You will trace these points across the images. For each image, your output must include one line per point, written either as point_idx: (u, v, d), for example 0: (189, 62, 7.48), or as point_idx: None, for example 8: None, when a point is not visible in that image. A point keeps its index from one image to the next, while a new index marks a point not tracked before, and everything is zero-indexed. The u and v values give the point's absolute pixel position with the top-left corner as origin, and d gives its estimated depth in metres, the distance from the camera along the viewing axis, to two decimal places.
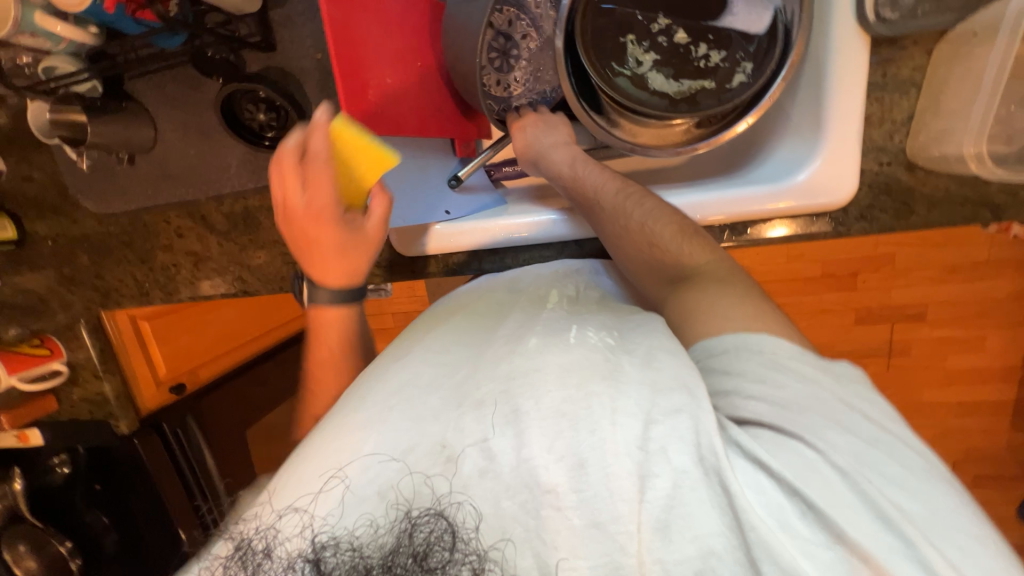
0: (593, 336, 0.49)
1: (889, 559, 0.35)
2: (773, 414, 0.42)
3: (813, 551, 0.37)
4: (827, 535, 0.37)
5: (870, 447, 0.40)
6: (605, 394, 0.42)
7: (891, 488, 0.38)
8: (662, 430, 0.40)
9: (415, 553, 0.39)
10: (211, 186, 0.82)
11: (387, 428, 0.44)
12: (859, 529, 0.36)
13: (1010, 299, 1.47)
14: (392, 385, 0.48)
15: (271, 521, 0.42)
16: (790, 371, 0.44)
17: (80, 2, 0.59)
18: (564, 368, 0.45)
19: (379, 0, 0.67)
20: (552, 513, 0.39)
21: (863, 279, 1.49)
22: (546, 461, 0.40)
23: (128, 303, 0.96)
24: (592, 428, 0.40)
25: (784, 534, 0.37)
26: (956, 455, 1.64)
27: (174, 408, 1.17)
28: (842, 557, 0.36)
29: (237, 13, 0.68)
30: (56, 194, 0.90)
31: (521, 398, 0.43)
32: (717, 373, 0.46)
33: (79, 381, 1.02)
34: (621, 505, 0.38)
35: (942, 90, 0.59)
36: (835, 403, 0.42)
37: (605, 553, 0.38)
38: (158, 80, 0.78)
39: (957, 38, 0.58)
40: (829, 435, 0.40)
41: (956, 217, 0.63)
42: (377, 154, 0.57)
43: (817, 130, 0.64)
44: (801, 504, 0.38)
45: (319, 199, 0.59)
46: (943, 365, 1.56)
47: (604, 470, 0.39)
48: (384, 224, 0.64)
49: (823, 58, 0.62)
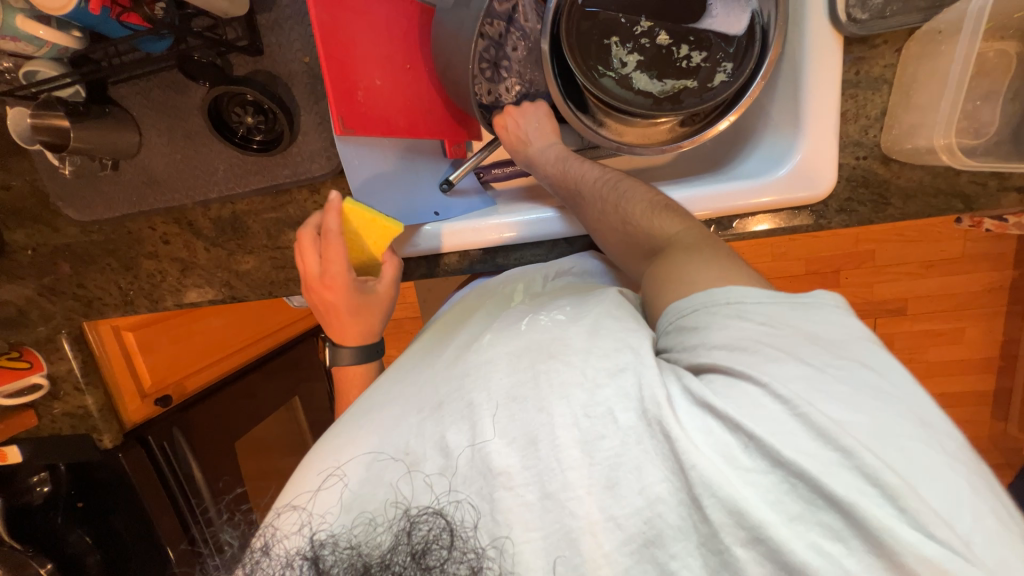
0: (545, 319, 0.51)
1: (834, 479, 0.34)
2: (727, 355, 0.41)
3: (764, 492, 0.36)
4: (767, 462, 0.36)
5: (829, 377, 0.38)
6: (552, 369, 0.43)
7: (835, 407, 0.36)
8: (608, 392, 0.41)
9: (414, 551, 0.38)
10: (197, 192, 0.81)
11: (383, 429, 0.46)
12: (800, 452, 0.35)
13: (985, 291, 1.52)
14: (382, 395, 0.51)
15: (270, 519, 0.44)
16: (754, 317, 0.43)
17: (63, 5, 0.58)
18: (512, 355, 0.46)
19: (366, 3, 0.67)
20: (504, 494, 0.40)
21: (845, 275, 1.53)
22: (499, 446, 0.41)
23: (111, 312, 0.94)
24: (539, 406, 0.41)
25: (734, 475, 0.36)
26: None
27: (157, 421, 1.12)
28: (780, 481, 0.36)
29: (225, 16, 0.68)
30: (37, 202, 0.88)
31: (473, 392, 0.44)
32: (687, 332, 0.46)
33: (60, 395, 0.99)
34: (569, 474, 0.39)
35: (912, 86, 0.61)
36: (794, 336, 0.41)
37: (555, 521, 0.39)
38: (143, 85, 0.76)
39: (924, 36, 0.60)
40: (778, 368, 0.38)
41: (931, 208, 0.65)
42: (382, 224, 0.68)
43: (795, 126, 0.67)
44: (744, 438, 0.37)
45: (333, 270, 0.65)
46: (924, 358, 1.61)
47: (552, 442, 0.40)
48: (396, 284, 0.70)
49: (799, 56, 0.65)
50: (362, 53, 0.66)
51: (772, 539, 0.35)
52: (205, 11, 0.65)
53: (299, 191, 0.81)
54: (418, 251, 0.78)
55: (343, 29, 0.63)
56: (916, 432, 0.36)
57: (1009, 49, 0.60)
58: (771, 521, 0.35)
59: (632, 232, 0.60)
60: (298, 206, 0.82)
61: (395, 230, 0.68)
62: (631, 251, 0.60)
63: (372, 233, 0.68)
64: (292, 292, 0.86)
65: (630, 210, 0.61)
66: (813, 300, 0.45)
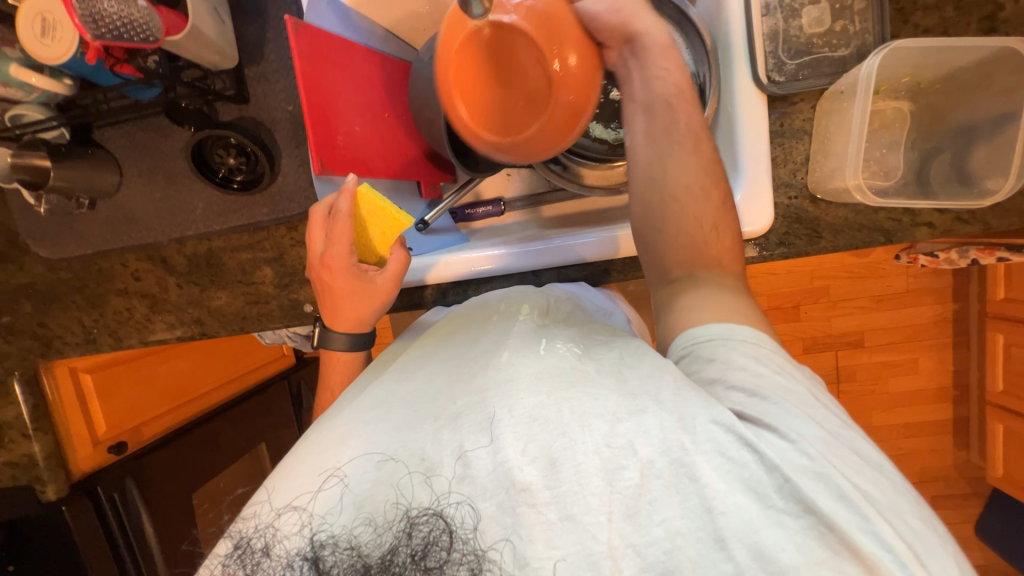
0: (562, 346, 0.49)
1: (853, 531, 0.35)
2: (754, 404, 0.41)
3: (783, 521, 0.36)
4: (799, 507, 0.36)
5: (832, 439, 0.40)
6: (574, 398, 0.42)
7: (852, 471, 0.38)
8: (629, 425, 0.40)
9: (414, 552, 0.39)
10: (173, 229, 0.82)
11: (377, 432, 0.46)
12: (827, 504, 0.36)
13: (932, 323, 1.63)
14: (372, 401, 0.50)
15: (270, 519, 0.43)
16: (770, 363, 0.44)
17: (61, 56, 0.62)
18: (537, 376, 0.45)
19: (350, 60, 0.74)
20: (526, 510, 0.39)
21: (805, 309, 1.62)
22: (520, 462, 0.40)
23: (71, 352, 0.91)
24: (561, 430, 0.41)
25: (758, 505, 0.37)
26: (914, 475, 1.72)
27: (109, 472, 1.04)
28: (811, 526, 0.36)
29: (215, 68, 0.73)
30: (5, 240, 0.88)
31: (495, 406, 0.43)
32: (702, 360, 0.46)
33: (5, 443, 0.96)
34: (592, 499, 0.38)
35: (828, 137, 0.71)
36: (810, 399, 0.43)
37: (577, 542, 0.38)
38: (128, 129, 0.80)
39: (830, 97, 0.70)
40: (798, 425, 0.39)
41: (857, 242, 0.72)
42: (393, 216, 0.68)
43: (735, 168, 0.74)
44: (779, 479, 0.37)
45: (335, 252, 0.65)
46: (886, 389, 1.68)
47: (574, 466, 0.39)
48: (398, 279, 0.69)
49: (732, 111, 0.75)
50: (343, 102, 0.72)
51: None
52: (194, 63, 0.72)
53: (277, 228, 0.84)
54: (407, 283, 0.81)
55: (326, 81, 0.69)
56: (911, 509, 0.38)
57: (904, 106, 0.72)
58: (797, 565, 0.35)
59: (687, 233, 0.55)
60: (275, 242, 0.84)
61: (403, 223, 0.68)
62: (671, 254, 0.56)
63: (380, 222, 0.68)
64: (263, 327, 0.86)
65: (701, 199, 0.56)
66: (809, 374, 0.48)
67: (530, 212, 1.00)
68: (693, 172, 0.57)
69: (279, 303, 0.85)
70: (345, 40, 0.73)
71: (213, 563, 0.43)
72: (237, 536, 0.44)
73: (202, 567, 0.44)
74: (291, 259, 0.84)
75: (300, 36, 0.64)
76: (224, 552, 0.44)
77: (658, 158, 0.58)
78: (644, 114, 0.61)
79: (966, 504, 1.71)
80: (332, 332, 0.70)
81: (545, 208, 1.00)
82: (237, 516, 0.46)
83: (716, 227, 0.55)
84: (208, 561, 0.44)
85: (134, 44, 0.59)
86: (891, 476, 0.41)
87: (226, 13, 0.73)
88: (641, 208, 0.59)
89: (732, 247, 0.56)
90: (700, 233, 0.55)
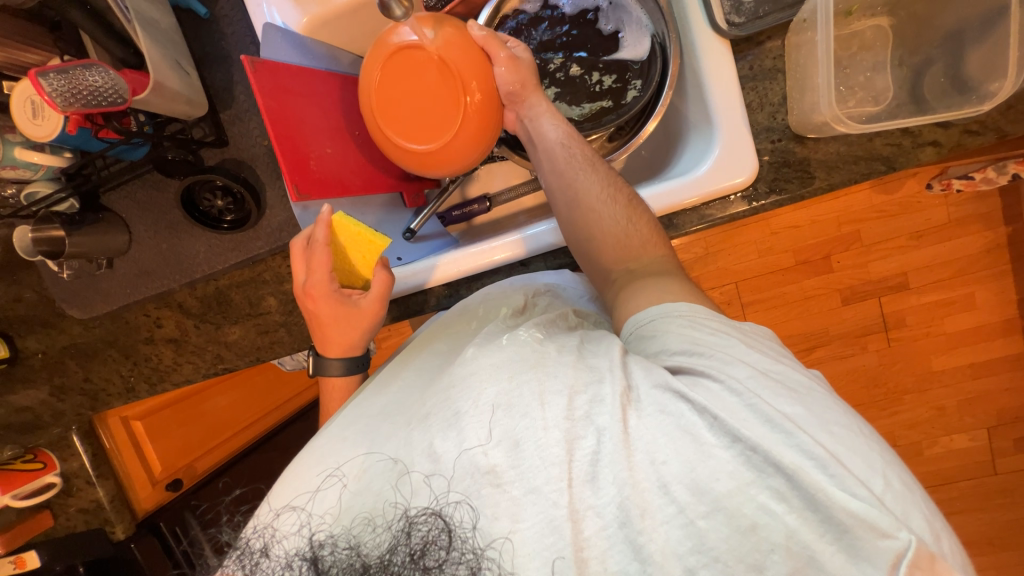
0: (524, 333, 0.49)
1: (779, 450, 0.36)
2: (690, 359, 0.44)
3: (712, 452, 0.38)
4: (728, 438, 0.38)
5: (766, 376, 0.42)
6: (535, 379, 0.43)
7: (780, 400, 0.40)
8: (585, 398, 0.42)
9: (412, 552, 0.40)
10: (182, 274, 0.87)
11: (348, 441, 0.48)
12: (755, 428, 0.38)
13: (985, 253, 1.46)
14: (348, 417, 0.52)
15: (269, 519, 0.46)
16: (706, 327, 0.48)
17: (50, 131, 0.68)
18: (496, 364, 0.45)
19: (311, 85, 0.76)
20: (490, 490, 0.40)
21: (837, 259, 1.49)
22: (483, 446, 0.41)
23: (117, 402, 0.97)
24: (523, 411, 0.41)
25: (692, 443, 0.38)
26: (988, 420, 1.54)
27: (169, 507, 1.18)
28: (740, 453, 0.37)
29: (191, 118, 0.78)
30: (45, 308, 0.95)
31: (460, 400, 0.44)
32: (647, 339, 0.50)
33: (73, 491, 1.02)
34: (552, 469, 0.39)
35: (800, 70, 0.67)
36: (740, 344, 0.46)
37: (540, 511, 0.39)
38: (129, 189, 0.86)
39: (796, 29, 0.66)
40: (733, 370, 0.42)
41: (855, 175, 0.67)
42: (368, 238, 0.69)
43: (711, 124, 0.71)
44: (710, 418, 0.39)
45: (315, 280, 0.68)
46: (941, 330, 1.51)
47: (535, 442, 0.40)
48: (380, 300, 0.69)
49: (697, 64, 0.72)
50: (311, 128, 0.75)
51: (728, 506, 0.37)
52: (174, 117, 0.76)
53: (273, 258, 0.87)
54: (400, 291, 0.80)
55: (290, 111, 0.71)
56: (837, 417, 0.40)
57: (882, 24, 0.67)
58: (727, 490, 0.37)
59: (607, 230, 0.61)
60: (273, 272, 0.88)
61: (380, 244, 0.69)
62: (605, 253, 0.62)
63: (358, 247, 0.69)
64: (276, 354, 0.90)
65: (612, 205, 0.62)
66: (752, 326, 0.50)
67: (515, 204, 1.00)
68: (598, 185, 0.63)
69: (287, 329, 0.89)
70: (304, 69, 0.75)
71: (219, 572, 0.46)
72: (239, 541, 0.47)
73: None
74: (291, 286, 0.87)
75: (258, 74, 0.67)
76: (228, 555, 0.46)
77: (568, 182, 0.65)
78: (545, 155, 0.68)
79: None
80: (327, 355, 0.72)
81: (529, 198, 0.99)
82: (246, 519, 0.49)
83: (631, 220, 0.62)
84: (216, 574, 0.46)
85: (105, 107, 0.64)
86: (822, 395, 0.42)
87: (192, 64, 0.78)
88: (570, 228, 0.65)
89: (656, 234, 0.62)
90: (620, 231, 0.61)
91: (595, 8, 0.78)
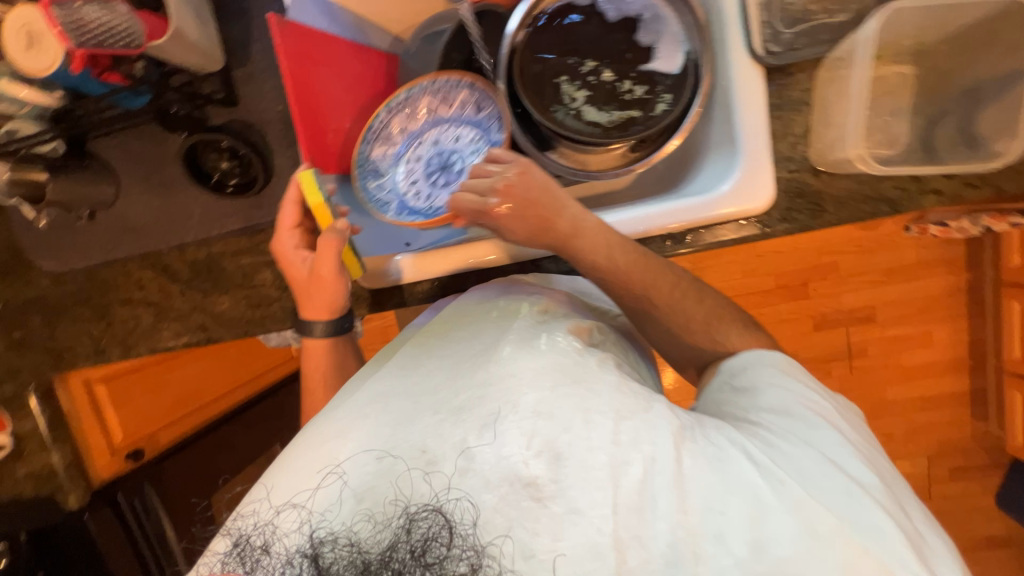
0: (562, 340, 0.50)
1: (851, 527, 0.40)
2: (784, 423, 0.48)
3: (781, 518, 0.40)
4: (791, 504, 0.41)
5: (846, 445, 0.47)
6: (580, 393, 0.44)
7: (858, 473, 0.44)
8: (632, 424, 0.43)
9: (414, 549, 0.40)
10: (173, 235, 0.82)
11: (372, 425, 0.46)
12: (827, 502, 0.41)
13: (946, 295, 1.56)
14: (360, 397, 0.49)
15: (270, 517, 0.44)
16: (800, 383, 0.52)
17: (50, 64, 0.62)
18: (538, 371, 0.46)
19: (337, 54, 0.72)
20: (532, 504, 0.40)
21: (814, 287, 1.56)
22: (524, 457, 0.41)
23: (82, 364, 0.88)
24: (566, 425, 0.42)
25: (758, 511, 0.40)
26: (930, 450, 1.65)
27: (128, 478, 1.10)
28: (802, 522, 0.40)
29: (202, 72, 0.74)
30: (11, 256, 0.88)
31: (499, 401, 0.44)
32: (740, 387, 0.54)
33: (23, 454, 0.95)
34: (597, 493, 0.40)
35: (826, 106, 0.70)
36: (832, 411, 0.50)
37: (582, 534, 0.39)
38: (122, 138, 0.80)
39: (830, 65, 0.69)
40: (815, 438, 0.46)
41: (862, 214, 0.70)
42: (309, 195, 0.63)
43: (733, 146, 0.72)
44: (776, 482, 0.42)
45: (281, 237, 0.70)
46: (900, 363, 1.61)
47: (581, 462, 0.41)
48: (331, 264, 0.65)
49: (727, 86, 0.73)
50: (331, 98, 0.73)
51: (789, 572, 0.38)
52: (182, 68, 0.72)
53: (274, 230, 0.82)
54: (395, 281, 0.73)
55: (313, 79, 0.69)
56: (903, 498, 0.45)
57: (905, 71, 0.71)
58: (792, 558, 0.39)
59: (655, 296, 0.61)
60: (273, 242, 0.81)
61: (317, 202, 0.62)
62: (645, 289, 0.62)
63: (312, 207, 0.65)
64: (268, 329, 0.82)
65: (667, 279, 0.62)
66: (842, 400, 0.55)
67: None
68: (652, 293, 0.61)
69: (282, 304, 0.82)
70: (330, 35, 0.71)
71: (213, 561, 0.44)
72: (234, 534, 0.44)
73: (201, 566, 0.44)
74: None
75: (285, 35, 0.64)
76: (222, 549, 0.44)
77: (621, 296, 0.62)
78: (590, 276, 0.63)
79: (985, 475, 1.65)
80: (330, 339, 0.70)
81: None
82: (233, 514, 0.46)
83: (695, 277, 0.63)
84: (207, 558, 0.44)
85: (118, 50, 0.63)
86: (898, 481, 0.47)
87: (210, 16, 0.74)
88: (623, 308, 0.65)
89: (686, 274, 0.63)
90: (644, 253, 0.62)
91: (636, 18, 0.78)
